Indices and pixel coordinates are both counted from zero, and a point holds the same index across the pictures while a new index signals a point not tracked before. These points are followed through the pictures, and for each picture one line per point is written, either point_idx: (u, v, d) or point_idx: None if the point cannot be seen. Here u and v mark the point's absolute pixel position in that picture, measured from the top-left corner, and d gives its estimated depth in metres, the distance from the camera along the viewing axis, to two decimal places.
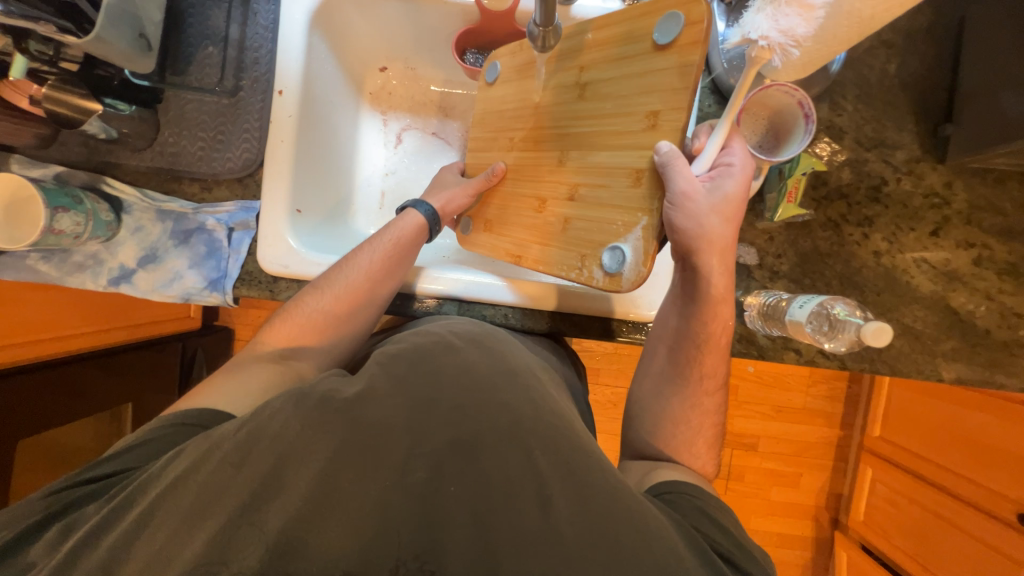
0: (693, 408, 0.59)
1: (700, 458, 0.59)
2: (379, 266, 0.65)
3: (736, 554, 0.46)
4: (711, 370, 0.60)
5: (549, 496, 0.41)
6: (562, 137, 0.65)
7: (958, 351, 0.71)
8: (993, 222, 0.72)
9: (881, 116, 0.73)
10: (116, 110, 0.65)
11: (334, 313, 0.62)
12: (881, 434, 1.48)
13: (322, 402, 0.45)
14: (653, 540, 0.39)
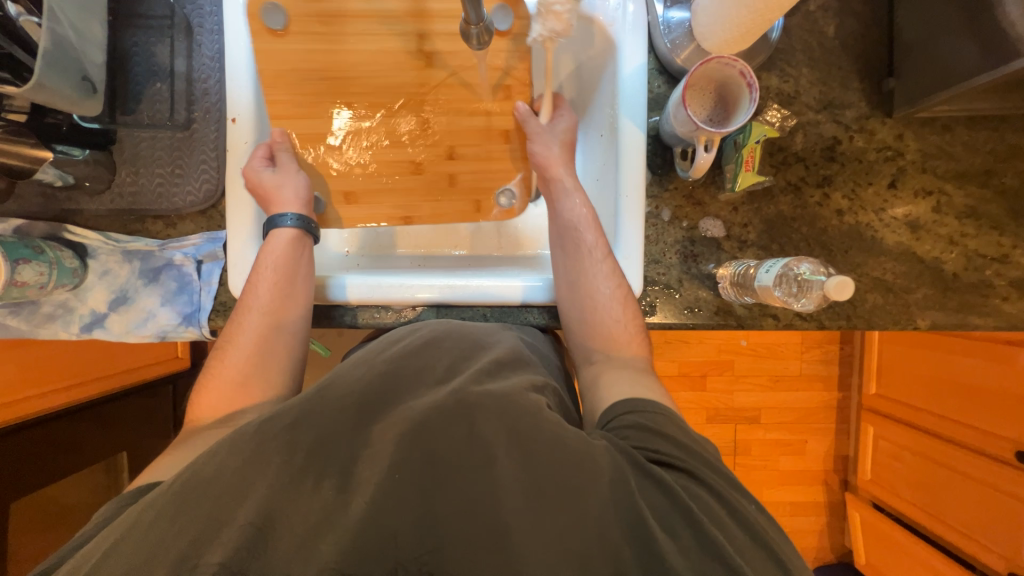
0: (603, 282, 0.66)
1: (626, 328, 0.66)
2: (272, 294, 0.63)
3: (678, 455, 0.49)
4: (596, 244, 0.67)
5: (495, 455, 0.44)
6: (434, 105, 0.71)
7: (930, 297, 0.73)
8: (947, 167, 0.73)
9: (827, 78, 0.74)
10: (68, 156, 0.65)
11: (246, 360, 0.61)
12: (877, 392, 1.49)
13: (291, 429, 0.45)
14: (599, 475, 0.44)
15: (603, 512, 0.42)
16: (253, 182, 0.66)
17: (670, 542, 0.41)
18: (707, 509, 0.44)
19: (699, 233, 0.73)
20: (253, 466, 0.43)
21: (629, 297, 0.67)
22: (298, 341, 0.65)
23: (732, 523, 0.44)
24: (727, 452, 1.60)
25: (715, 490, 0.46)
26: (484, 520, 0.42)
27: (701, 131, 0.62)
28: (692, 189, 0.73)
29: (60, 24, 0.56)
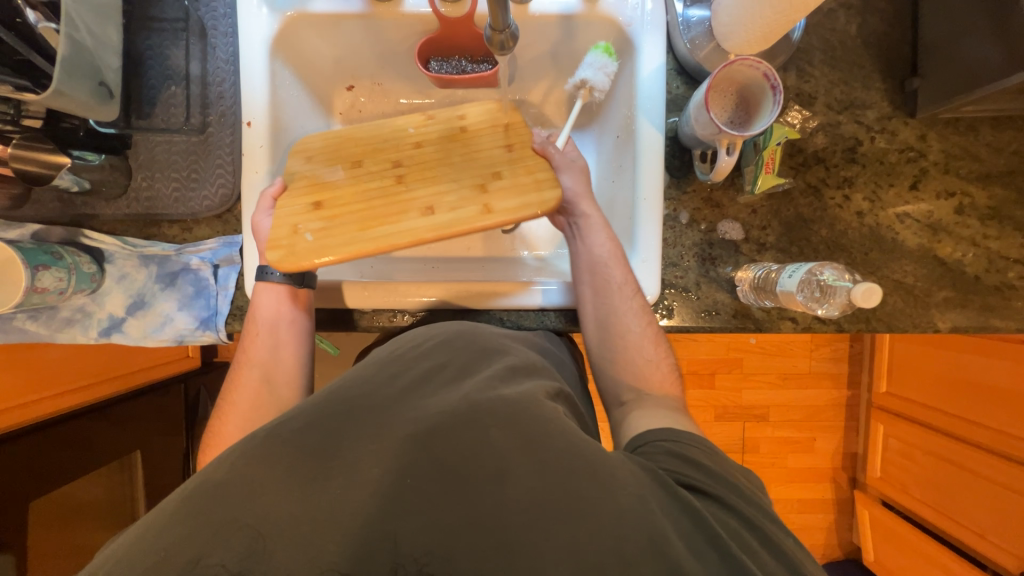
0: (632, 318, 0.65)
1: (657, 368, 0.64)
2: (267, 332, 0.67)
3: (708, 483, 0.47)
4: (625, 280, 0.65)
5: (507, 468, 0.43)
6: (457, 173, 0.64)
7: (952, 300, 0.72)
8: (970, 168, 0.72)
9: (848, 78, 0.73)
10: (85, 161, 0.65)
11: (244, 415, 0.64)
12: (888, 390, 1.49)
13: (297, 435, 0.45)
14: (617, 492, 0.42)
15: (624, 522, 0.40)
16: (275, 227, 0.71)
17: (696, 563, 0.39)
18: (739, 539, 0.43)
19: (717, 235, 0.72)
20: (262, 468, 0.43)
21: (659, 334, 0.66)
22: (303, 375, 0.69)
23: (767, 554, 0.42)
24: (736, 451, 1.60)
25: (748, 519, 0.45)
26: (494, 533, 0.40)
27: (723, 134, 0.61)
28: (711, 191, 0.72)
29: (76, 29, 0.55)
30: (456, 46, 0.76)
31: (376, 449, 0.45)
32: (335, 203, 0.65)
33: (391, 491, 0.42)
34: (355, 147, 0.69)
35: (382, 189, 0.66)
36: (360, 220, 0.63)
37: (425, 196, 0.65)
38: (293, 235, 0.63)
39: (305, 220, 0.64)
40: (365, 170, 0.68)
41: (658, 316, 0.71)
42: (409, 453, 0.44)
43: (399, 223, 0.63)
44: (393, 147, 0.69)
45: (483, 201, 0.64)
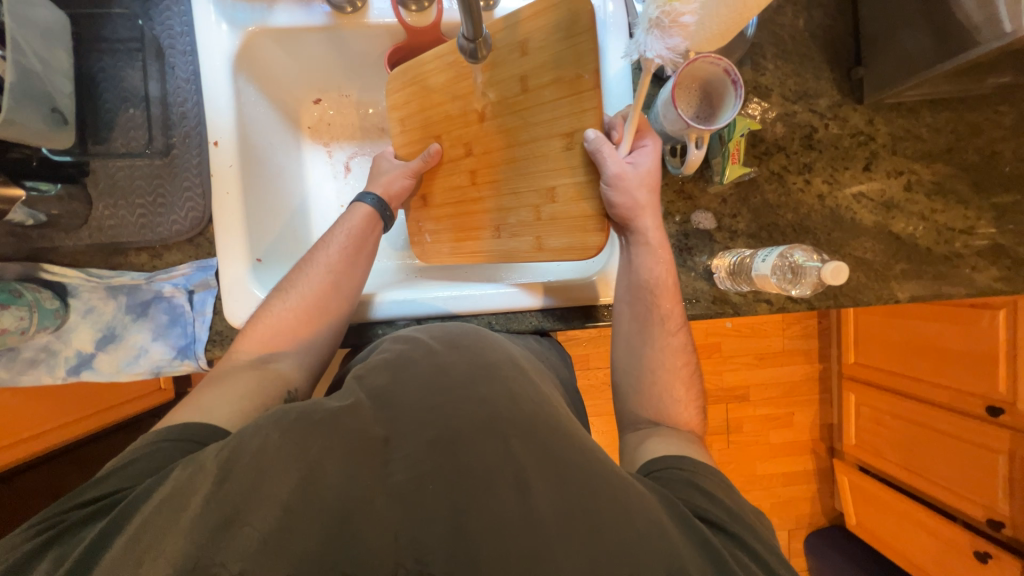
0: (668, 355, 0.65)
1: (686, 410, 0.63)
2: (341, 257, 0.66)
3: (723, 519, 0.47)
4: (671, 313, 0.65)
5: (528, 481, 0.43)
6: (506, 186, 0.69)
7: (908, 272, 0.77)
8: (915, 147, 0.78)
9: (800, 70, 0.77)
10: (40, 192, 0.61)
11: (304, 309, 0.62)
12: (856, 360, 1.57)
13: (330, 417, 0.47)
14: (634, 514, 0.42)
15: (641, 545, 0.40)
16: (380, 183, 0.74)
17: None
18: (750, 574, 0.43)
19: (692, 226, 0.75)
20: (298, 443, 0.44)
21: (694, 374, 0.66)
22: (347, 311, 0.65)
23: None
24: (721, 432, 1.66)
25: (759, 556, 0.45)
26: (516, 544, 0.39)
27: (691, 129, 0.64)
28: (683, 184, 0.75)
29: (24, 55, 0.53)
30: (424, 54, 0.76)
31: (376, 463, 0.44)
32: (436, 200, 0.76)
33: (398, 503, 0.42)
34: (433, 107, 0.73)
35: (461, 193, 0.73)
36: (455, 228, 0.75)
37: (491, 210, 0.71)
38: (418, 234, 0.79)
39: (421, 216, 0.78)
40: (447, 159, 0.74)
41: None
42: (413, 464, 0.44)
43: (478, 241, 0.73)
44: (453, 121, 0.71)
45: (534, 233, 0.68)
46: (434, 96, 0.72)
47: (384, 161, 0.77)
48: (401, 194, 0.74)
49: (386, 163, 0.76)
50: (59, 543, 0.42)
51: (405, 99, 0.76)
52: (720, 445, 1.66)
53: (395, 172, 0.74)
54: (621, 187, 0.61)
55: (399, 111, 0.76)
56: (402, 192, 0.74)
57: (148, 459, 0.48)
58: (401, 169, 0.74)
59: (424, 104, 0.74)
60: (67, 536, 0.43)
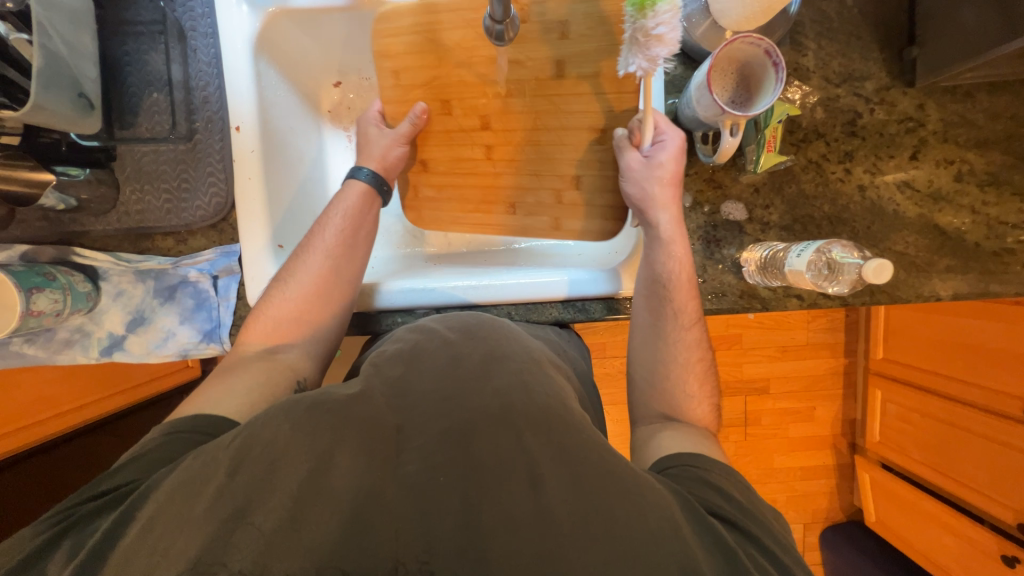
0: (681, 348, 0.63)
1: (699, 406, 0.61)
2: (338, 241, 0.65)
3: (735, 514, 0.46)
4: (686, 308, 0.63)
5: (541, 475, 0.42)
6: (529, 168, 0.72)
7: (952, 268, 0.73)
8: (969, 135, 0.72)
9: (846, 50, 0.72)
10: (70, 177, 0.63)
11: (305, 298, 0.62)
12: (886, 355, 1.52)
13: (344, 406, 0.47)
14: (648, 513, 0.41)
15: (653, 551, 0.38)
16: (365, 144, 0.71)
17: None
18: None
19: (721, 217, 0.72)
20: (307, 436, 0.44)
21: (710, 371, 0.64)
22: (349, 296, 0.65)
23: None
24: (739, 424, 1.64)
25: (776, 559, 0.43)
26: (532, 542, 0.38)
27: (727, 115, 0.60)
28: (713, 172, 0.72)
29: (50, 38, 0.53)
30: None
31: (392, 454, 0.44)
32: (438, 167, 0.75)
33: (412, 496, 0.41)
34: (441, 68, 0.71)
35: (472, 164, 0.73)
36: (461, 200, 0.75)
37: (508, 187, 0.73)
38: (415, 198, 0.77)
39: (419, 181, 0.76)
40: (453, 126, 0.73)
41: None
42: (429, 458, 0.43)
43: (489, 215, 0.75)
44: (470, 90, 0.71)
45: (554, 215, 0.73)
46: (443, 58, 0.70)
47: (372, 124, 0.73)
48: (397, 163, 0.72)
49: (376, 128, 0.72)
50: (75, 532, 0.44)
51: (399, 51, 0.71)
52: (738, 437, 1.64)
53: (388, 139, 0.71)
54: (636, 177, 0.64)
55: (390, 64, 0.71)
56: (399, 162, 0.72)
57: (161, 450, 0.49)
58: (394, 136, 0.71)
59: (427, 60, 0.71)
60: (80, 522, 0.44)
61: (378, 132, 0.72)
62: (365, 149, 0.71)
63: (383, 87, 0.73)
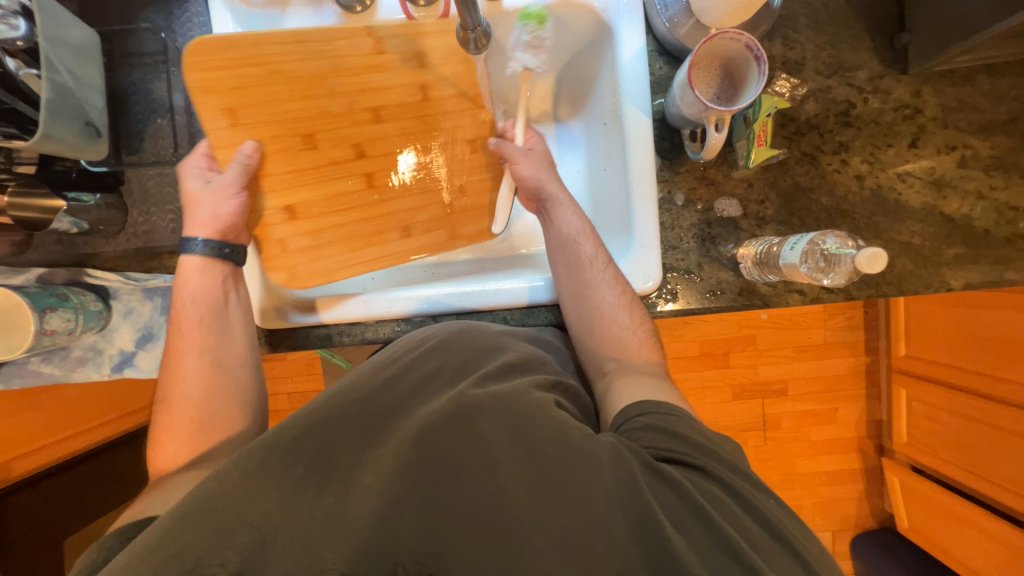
0: (607, 289, 0.64)
1: (637, 332, 0.64)
2: (205, 332, 0.59)
3: (685, 452, 0.47)
4: (594, 252, 0.66)
5: (498, 460, 0.43)
6: (402, 185, 0.68)
7: (963, 257, 0.70)
8: (970, 120, 0.70)
9: (834, 40, 0.72)
10: (82, 203, 0.66)
11: (198, 405, 0.57)
12: (907, 352, 1.46)
13: (291, 443, 0.44)
14: (599, 469, 0.43)
15: (609, 504, 0.41)
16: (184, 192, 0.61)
17: (680, 537, 0.40)
18: (720, 505, 0.43)
19: (715, 214, 0.71)
20: (254, 479, 0.41)
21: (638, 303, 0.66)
22: (246, 377, 0.61)
23: (745, 516, 0.43)
24: (757, 428, 1.59)
25: (730, 487, 0.44)
26: (486, 523, 0.41)
27: (710, 111, 0.60)
28: (705, 169, 0.71)
29: (57, 72, 0.56)
30: None
31: (369, 457, 0.45)
32: (312, 209, 0.65)
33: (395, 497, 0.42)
34: (296, 97, 0.63)
35: (354, 198, 0.66)
36: (348, 239, 0.66)
37: (398, 211, 0.68)
38: (283, 253, 0.65)
39: (285, 233, 0.65)
40: (325, 159, 0.65)
41: (663, 301, 0.71)
42: (408, 460, 0.44)
43: (382, 245, 0.68)
44: (341, 118, 0.64)
45: (450, 225, 0.70)
46: (299, 83, 0.63)
47: (196, 177, 0.62)
48: (235, 217, 0.61)
49: (200, 180, 0.62)
50: None
51: (233, 84, 0.61)
52: (755, 441, 1.59)
53: (217, 194, 0.60)
54: (524, 159, 0.68)
55: (225, 99, 0.61)
56: (235, 218, 0.61)
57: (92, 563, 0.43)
58: (226, 187, 0.60)
59: (276, 89, 0.62)
60: None
61: (203, 186, 0.61)
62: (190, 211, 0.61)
63: (217, 128, 0.62)
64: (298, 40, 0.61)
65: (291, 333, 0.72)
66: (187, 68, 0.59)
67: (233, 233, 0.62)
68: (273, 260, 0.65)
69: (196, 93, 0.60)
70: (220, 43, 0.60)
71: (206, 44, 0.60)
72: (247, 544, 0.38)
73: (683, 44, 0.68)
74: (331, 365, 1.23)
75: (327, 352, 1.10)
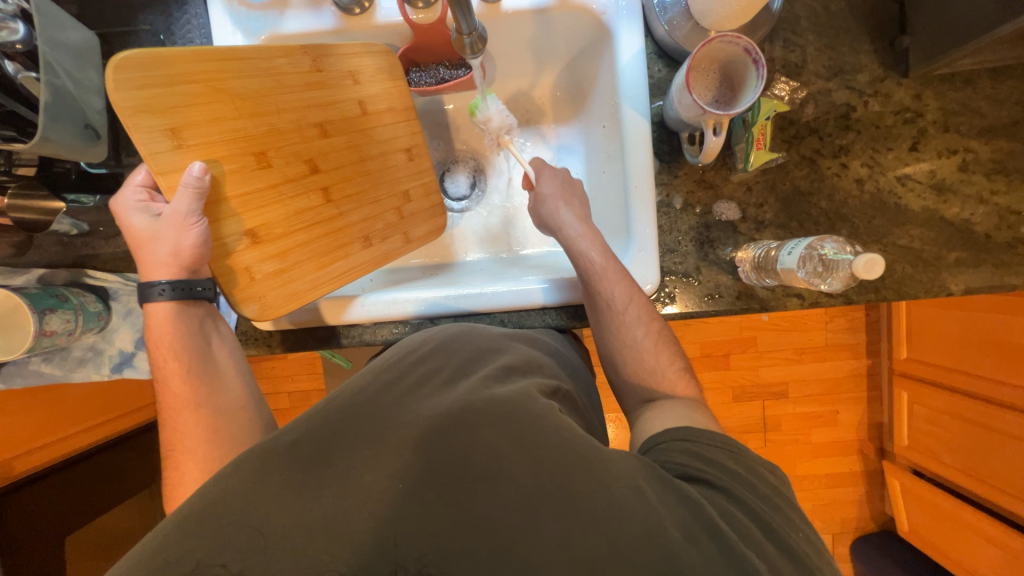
0: (638, 327, 0.65)
1: (671, 369, 0.64)
2: (196, 385, 0.57)
3: (716, 476, 0.46)
4: (620, 289, 0.64)
5: (502, 467, 0.43)
6: (358, 196, 0.66)
7: (963, 261, 0.69)
8: (971, 123, 0.70)
9: (835, 43, 0.71)
10: (80, 204, 0.68)
11: (201, 456, 0.55)
12: (909, 356, 1.44)
13: (291, 448, 0.44)
14: (612, 481, 0.42)
15: (621, 515, 0.40)
16: (138, 237, 0.56)
17: (694, 553, 0.40)
18: (741, 529, 0.42)
19: (714, 217, 0.71)
20: (258, 481, 0.42)
21: (667, 333, 0.66)
22: (248, 415, 0.60)
23: (766, 543, 0.42)
24: (757, 430, 1.58)
25: (744, 503, 0.44)
26: (489, 533, 0.40)
27: (708, 115, 0.60)
28: (703, 172, 0.71)
29: (57, 75, 0.57)
30: (432, 52, 0.76)
31: (369, 454, 0.44)
32: (275, 231, 0.59)
33: (390, 501, 0.41)
34: (240, 117, 0.56)
35: (315, 214, 0.62)
36: (314, 256, 0.63)
37: (356, 223, 0.66)
38: (251, 283, 0.59)
39: (250, 259, 0.58)
40: (280, 176, 0.59)
41: (661, 305, 0.71)
42: (408, 462, 0.43)
43: (348, 258, 0.66)
44: (291, 136, 0.60)
45: (403, 231, 0.72)
46: (242, 104, 0.56)
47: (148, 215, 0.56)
48: (200, 248, 0.55)
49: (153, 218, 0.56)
50: None
51: (167, 104, 0.51)
52: (756, 444, 1.59)
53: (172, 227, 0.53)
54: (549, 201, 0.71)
55: (160, 121, 0.51)
56: (199, 250, 0.55)
57: None
58: (179, 218, 0.53)
59: (220, 112, 0.55)
60: None
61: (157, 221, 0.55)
62: (150, 251, 0.56)
63: (158, 153, 0.51)
64: (231, 59, 0.55)
65: (290, 334, 0.73)
66: (111, 88, 0.48)
67: (199, 266, 0.57)
68: (238, 293, 0.59)
69: (125, 114, 0.49)
70: (150, 58, 0.50)
71: (131, 58, 0.49)
72: (245, 549, 0.38)
73: (681, 47, 0.68)
74: (331, 364, 1.23)
75: (327, 352, 1.10)
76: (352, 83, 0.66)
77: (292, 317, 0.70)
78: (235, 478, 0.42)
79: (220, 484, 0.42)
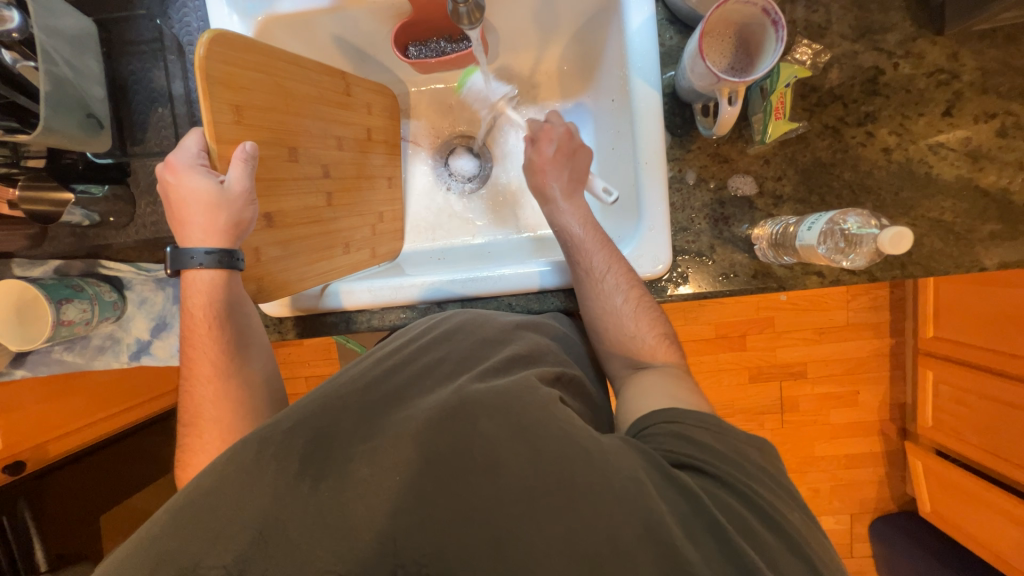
0: (617, 294, 0.63)
1: (652, 345, 0.63)
2: (223, 361, 0.56)
3: (709, 462, 0.45)
4: (603, 259, 0.64)
5: (501, 459, 0.42)
6: (349, 208, 0.69)
7: (999, 234, 0.65)
8: (1013, 84, 0.64)
9: (862, 1, 0.66)
10: (91, 195, 0.66)
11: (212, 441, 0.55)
12: (935, 334, 1.39)
13: (287, 437, 0.44)
14: (611, 474, 0.41)
15: (620, 510, 0.40)
16: (185, 193, 0.51)
17: (694, 550, 0.39)
18: (738, 521, 0.41)
19: (729, 193, 0.68)
20: (251, 475, 0.42)
21: (649, 301, 0.64)
22: (267, 394, 0.58)
23: (767, 532, 0.41)
24: (774, 410, 1.56)
25: (744, 495, 0.43)
26: (483, 527, 0.40)
27: (723, 83, 0.57)
28: (718, 146, 0.68)
29: (55, 64, 0.57)
30: (432, 28, 0.74)
31: (367, 449, 0.44)
32: (286, 220, 0.58)
33: (392, 496, 0.41)
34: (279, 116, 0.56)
35: (316, 214, 0.61)
36: (309, 251, 0.61)
37: (344, 229, 0.67)
38: (257, 263, 0.56)
39: (258, 239, 0.56)
40: (301, 173, 0.59)
41: (674, 285, 0.69)
42: (409, 457, 0.43)
43: (330, 261, 0.65)
44: (317, 140, 0.61)
45: (372, 245, 0.75)
46: (291, 103, 0.57)
47: (203, 174, 0.50)
48: (253, 225, 0.52)
49: (212, 179, 0.50)
50: None
51: (242, 83, 0.51)
52: (772, 424, 1.57)
53: (232, 201, 0.50)
54: (542, 160, 0.71)
55: (229, 95, 0.49)
56: (248, 225, 0.52)
57: None
58: (240, 192, 0.50)
59: (275, 104, 0.55)
60: None
61: (217, 185, 0.49)
62: (200, 216, 0.50)
63: (220, 123, 0.49)
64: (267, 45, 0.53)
65: (301, 319, 0.73)
66: (204, 54, 0.46)
67: (243, 238, 0.53)
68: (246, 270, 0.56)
69: (207, 80, 0.46)
70: (241, 39, 0.50)
71: (226, 34, 0.48)
72: (246, 543, 0.39)
73: (695, 11, 0.64)
74: (347, 348, 1.25)
75: (342, 337, 1.11)
76: (366, 113, 0.73)
77: (301, 304, 0.70)
78: (231, 469, 0.42)
79: (217, 473, 0.42)
